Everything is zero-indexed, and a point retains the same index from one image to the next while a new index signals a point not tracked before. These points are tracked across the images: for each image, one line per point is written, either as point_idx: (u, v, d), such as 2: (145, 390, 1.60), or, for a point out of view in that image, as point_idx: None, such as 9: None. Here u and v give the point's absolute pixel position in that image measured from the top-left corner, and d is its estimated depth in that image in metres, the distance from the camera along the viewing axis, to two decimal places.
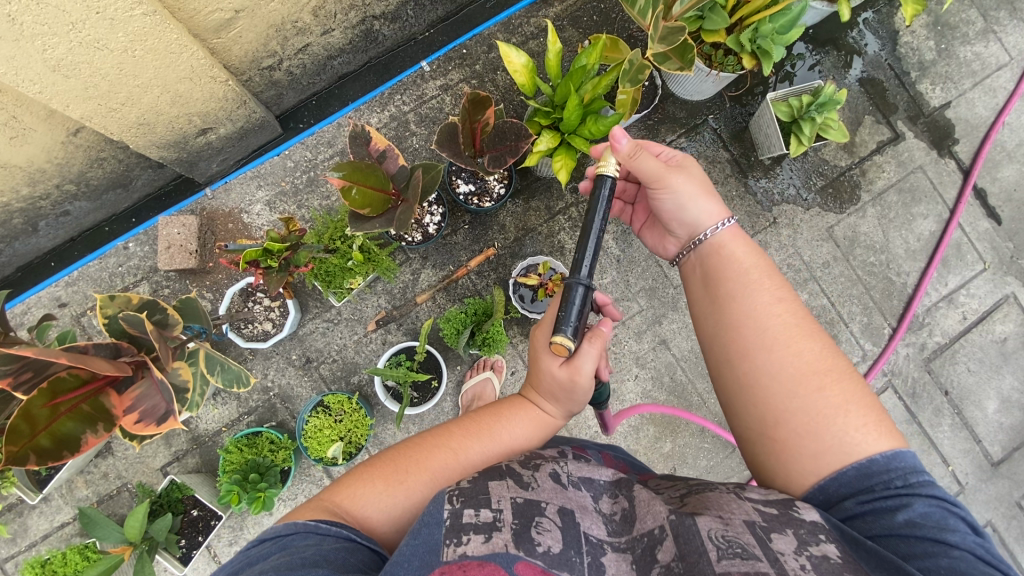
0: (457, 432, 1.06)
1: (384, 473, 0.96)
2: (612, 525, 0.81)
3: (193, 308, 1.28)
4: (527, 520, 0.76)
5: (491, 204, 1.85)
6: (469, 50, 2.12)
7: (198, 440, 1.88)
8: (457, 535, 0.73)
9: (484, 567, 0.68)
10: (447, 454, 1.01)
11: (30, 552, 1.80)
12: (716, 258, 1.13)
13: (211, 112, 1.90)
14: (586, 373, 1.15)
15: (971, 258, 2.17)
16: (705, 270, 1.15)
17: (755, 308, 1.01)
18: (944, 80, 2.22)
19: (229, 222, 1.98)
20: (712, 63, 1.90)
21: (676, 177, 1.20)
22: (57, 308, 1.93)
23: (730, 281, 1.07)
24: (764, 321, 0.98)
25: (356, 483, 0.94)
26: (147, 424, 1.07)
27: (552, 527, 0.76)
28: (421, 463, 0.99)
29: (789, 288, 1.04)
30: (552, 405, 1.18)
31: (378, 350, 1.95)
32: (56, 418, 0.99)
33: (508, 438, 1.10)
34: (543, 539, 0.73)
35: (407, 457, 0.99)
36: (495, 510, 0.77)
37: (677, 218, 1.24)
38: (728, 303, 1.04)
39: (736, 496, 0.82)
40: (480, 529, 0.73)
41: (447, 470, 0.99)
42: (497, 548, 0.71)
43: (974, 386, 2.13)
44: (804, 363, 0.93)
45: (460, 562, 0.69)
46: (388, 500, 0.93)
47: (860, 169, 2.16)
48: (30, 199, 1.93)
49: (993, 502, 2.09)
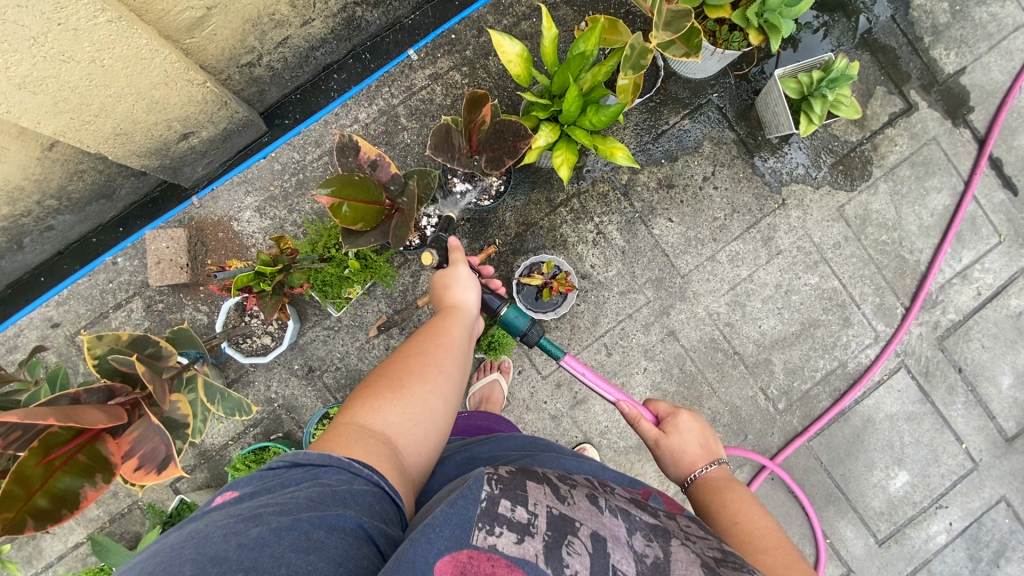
0: (421, 346, 1.15)
1: (385, 391, 1.02)
2: (643, 566, 0.75)
3: (186, 336, 1.23)
4: (560, 536, 0.74)
5: (490, 203, 1.80)
6: (459, 35, 2.01)
7: (205, 454, 1.86)
8: (490, 522, 0.71)
9: (512, 571, 0.67)
10: (429, 364, 1.10)
11: (46, 573, 1.80)
12: (704, 492, 1.23)
13: (191, 116, 1.80)
14: (463, 278, 1.37)
15: (986, 232, 2.11)
16: (697, 494, 1.24)
17: (737, 503, 1.15)
18: (959, 44, 2.10)
19: (219, 231, 1.91)
20: (716, 41, 1.79)
21: (682, 429, 1.36)
22: (50, 329, 1.88)
23: (723, 492, 1.20)
24: (740, 513, 1.12)
25: (364, 409, 0.98)
26: (148, 471, 1.06)
27: (583, 550, 0.73)
28: (414, 375, 1.06)
29: (758, 507, 1.15)
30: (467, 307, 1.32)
31: (382, 356, 1.91)
32: (52, 473, 0.98)
33: (461, 341, 1.22)
34: (573, 561, 0.71)
35: (396, 375, 1.06)
36: (531, 512, 0.75)
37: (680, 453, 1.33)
38: (717, 499, 1.18)
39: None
40: (513, 528, 0.72)
41: (436, 377, 1.08)
42: (528, 554, 0.69)
43: (989, 362, 2.10)
44: (763, 530, 1.07)
45: (489, 555, 0.68)
46: (404, 415, 0.99)
47: (871, 144, 2.08)
48: (10, 216, 1.85)
49: (1007, 477, 2.08)
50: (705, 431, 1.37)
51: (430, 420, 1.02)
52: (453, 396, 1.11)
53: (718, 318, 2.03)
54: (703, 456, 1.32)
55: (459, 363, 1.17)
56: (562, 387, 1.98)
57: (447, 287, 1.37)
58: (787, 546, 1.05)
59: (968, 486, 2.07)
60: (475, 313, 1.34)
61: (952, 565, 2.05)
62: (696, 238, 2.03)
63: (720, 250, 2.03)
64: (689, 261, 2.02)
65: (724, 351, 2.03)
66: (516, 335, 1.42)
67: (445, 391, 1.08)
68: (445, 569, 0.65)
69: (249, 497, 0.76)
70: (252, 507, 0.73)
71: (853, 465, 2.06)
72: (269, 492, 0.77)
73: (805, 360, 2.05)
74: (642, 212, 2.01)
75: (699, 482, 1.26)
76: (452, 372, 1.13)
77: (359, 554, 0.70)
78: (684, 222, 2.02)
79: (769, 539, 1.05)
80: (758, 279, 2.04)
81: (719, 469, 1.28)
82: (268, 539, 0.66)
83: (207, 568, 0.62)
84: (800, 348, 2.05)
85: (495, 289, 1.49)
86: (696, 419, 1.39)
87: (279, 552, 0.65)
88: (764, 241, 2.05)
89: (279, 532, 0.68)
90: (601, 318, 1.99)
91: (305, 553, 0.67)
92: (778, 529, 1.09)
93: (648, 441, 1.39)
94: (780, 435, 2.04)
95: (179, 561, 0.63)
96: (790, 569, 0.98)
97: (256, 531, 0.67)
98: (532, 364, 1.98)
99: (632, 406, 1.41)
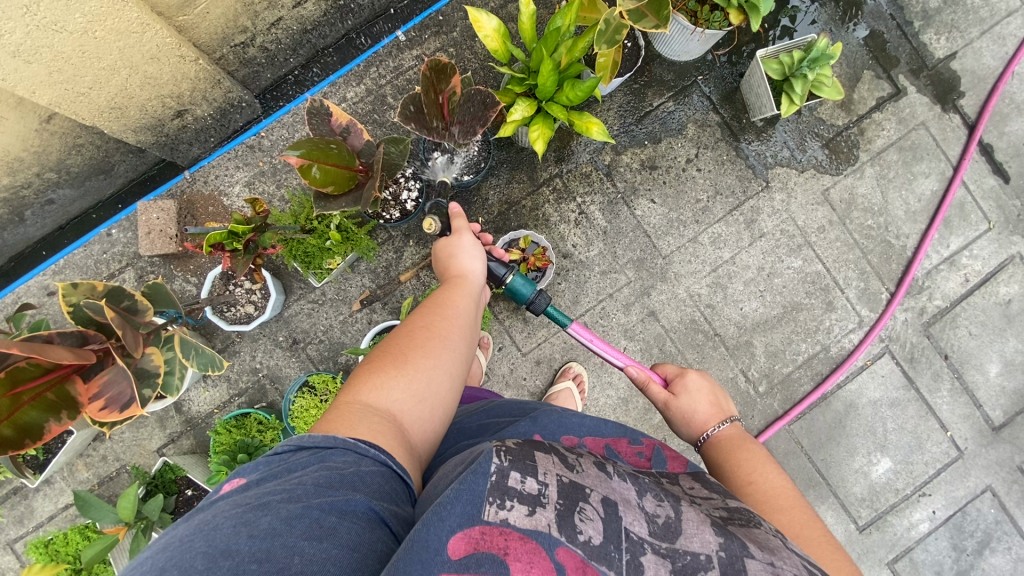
0: (424, 319, 1.11)
1: (389, 367, 0.98)
2: (655, 526, 0.74)
3: (163, 293, 1.27)
4: (571, 503, 0.72)
5: (471, 177, 1.82)
6: (446, 17, 2.05)
7: (191, 421, 1.91)
8: (501, 496, 0.69)
9: (525, 543, 0.65)
10: (433, 338, 1.07)
11: (37, 532, 1.86)
12: (719, 450, 1.24)
13: (185, 93, 1.83)
14: (467, 247, 1.38)
15: (975, 218, 2.08)
16: (712, 453, 1.25)
17: (754, 461, 1.16)
18: (950, 29, 2.09)
19: (209, 206, 1.98)
20: (697, 21, 1.79)
21: (690, 388, 1.38)
22: (46, 297, 1.95)
23: (740, 451, 1.20)
24: (760, 473, 1.13)
25: (368, 386, 0.95)
26: (111, 410, 1.16)
27: (595, 516, 0.72)
28: (418, 350, 1.03)
29: (776, 466, 1.16)
30: (471, 277, 1.32)
31: (364, 329, 1.95)
32: (18, 407, 1.07)
33: (466, 314, 1.19)
34: (585, 527, 0.70)
35: (399, 350, 1.03)
36: (541, 483, 0.73)
37: (690, 414, 1.35)
38: (733, 456, 1.19)
39: (780, 542, 0.81)
40: (524, 500, 0.70)
41: (441, 352, 1.05)
42: (541, 525, 0.68)
43: (976, 350, 2.08)
44: (781, 490, 1.08)
45: (501, 529, 0.66)
46: (407, 392, 0.96)
47: (858, 128, 2.07)
48: (11, 187, 1.91)
49: (993, 467, 2.06)
50: (714, 389, 1.38)
51: (436, 397, 0.99)
52: (459, 369, 1.07)
53: (700, 299, 2.04)
54: (714, 415, 1.33)
55: (465, 337, 1.14)
56: (542, 364, 2.01)
57: (451, 257, 1.37)
58: (803, 505, 1.07)
59: (951, 474, 2.05)
60: (480, 282, 1.35)
61: (935, 554, 2.02)
62: (679, 220, 2.04)
63: (702, 232, 2.04)
64: (670, 242, 2.03)
65: (704, 333, 2.04)
66: (522, 303, 1.49)
67: (450, 366, 1.04)
68: (460, 545, 0.63)
69: (255, 485, 0.75)
70: (259, 495, 0.71)
71: (835, 450, 2.05)
72: (277, 477, 0.76)
73: (787, 343, 2.05)
74: (624, 193, 2.03)
75: (713, 441, 1.27)
76: (457, 345, 1.10)
77: (372, 538, 0.70)
78: (666, 203, 2.04)
79: (782, 497, 1.06)
80: (740, 262, 2.05)
81: (731, 427, 1.29)
82: (279, 528, 0.65)
83: (219, 561, 0.61)
84: (782, 331, 2.05)
85: (499, 257, 1.53)
86: (704, 379, 1.40)
87: (292, 541, 0.64)
88: (747, 224, 2.05)
89: (290, 520, 0.66)
90: (582, 297, 2.01)
91: (318, 541, 0.66)
92: (795, 489, 1.11)
93: (659, 403, 1.41)
94: (760, 418, 2.03)
95: (191, 554, 0.62)
96: (807, 527, 1.00)
97: (266, 521, 0.66)
98: (513, 342, 2.01)
99: (641, 370, 1.43)
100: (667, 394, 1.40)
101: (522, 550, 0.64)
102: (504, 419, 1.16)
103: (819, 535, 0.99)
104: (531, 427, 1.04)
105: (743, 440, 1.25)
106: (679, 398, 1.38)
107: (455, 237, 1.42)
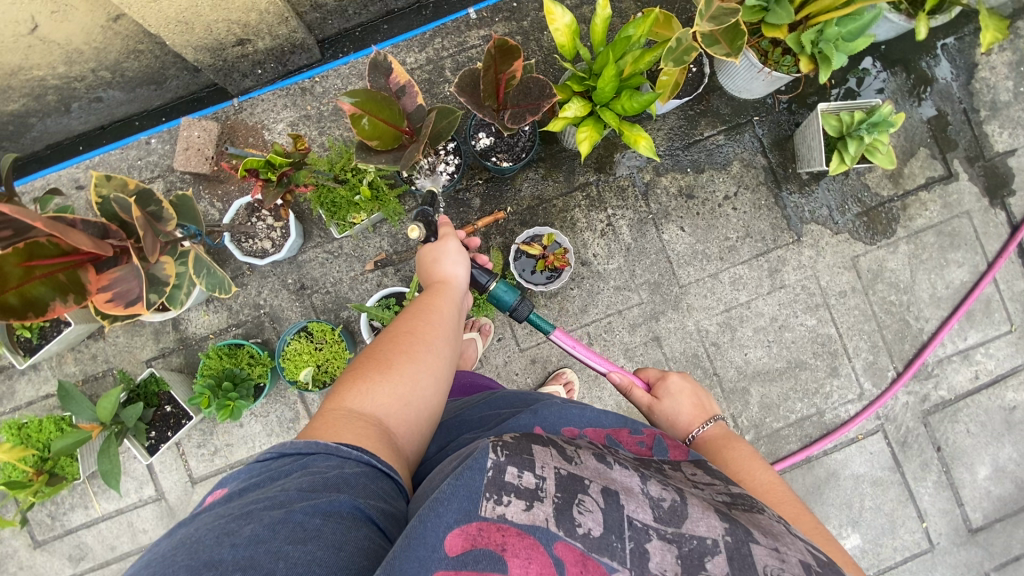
0: (407, 324, 1.10)
1: (372, 373, 0.97)
2: (660, 511, 0.73)
3: (188, 206, 1.30)
4: (570, 496, 0.71)
5: (509, 164, 1.80)
6: (520, 5, 2.06)
7: (185, 341, 1.93)
8: (497, 491, 0.69)
9: (523, 539, 0.65)
10: (417, 341, 1.05)
11: (14, 414, 1.89)
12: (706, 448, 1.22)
13: (252, 22, 1.85)
14: (451, 252, 1.34)
15: (998, 318, 2.06)
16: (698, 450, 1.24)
17: (740, 457, 1.16)
18: (1015, 125, 2.06)
19: (249, 136, 2.00)
20: (767, 61, 1.79)
21: (672, 392, 1.36)
22: (74, 190, 1.97)
23: (724, 448, 1.19)
24: (747, 469, 1.13)
25: (353, 392, 0.94)
26: (117, 305, 1.18)
27: (595, 507, 0.71)
28: (401, 355, 1.01)
29: (759, 460, 1.16)
30: (456, 282, 1.30)
31: (371, 291, 1.96)
32: (29, 279, 1.07)
33: (451, 316, 1.18)
34: (585, 520, 0.69)
35: (382, 355, 1.01)
36: (539, 477, 0.72)
37: (673, 416, 1.33)
38: (719, 453, 1.18)
39: (783, 528, 0.81)
40: (522, 495, 0.69)
41: (426, 354, 1.04)
42: (538, 520, 0.67)
43: (970, 449, 2.05)
44: (768, 485, 1.09)
45: (499, 525, 0.66)
46: (393, 396, 0.95)
47: (901, 203, 2.05)
48: (65, 77, 1.94)
49: (961, 567, 2.03)
50: (698, 390, 1.37)
51: (421, 401, 0.98)
52: (446, 369, 1.07)
53: (706, 335, 2.02)
54: (697, 415, 1.32)
55: (450, 339, 1.12)
56: (536, 364, 2.00)
57: (434, 261, 1.33)
58: (794, 498, 1.08)
59: (917, 566, 2.02)
60: (464, 286, 1.33)
61: None
62: (704, 253, 2.02)
63: (724, 270, 2.03)
64: (690, 273, 2.02)
65: (703, 370, 2.02)
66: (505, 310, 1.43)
67: (435, 368, 1.03)
68: (456, 542, 0.64)
69: (239, 496, 0.75)
70: (242, 505, 0.71)
71: None
72: (260, 487, 0.76)
73: (783, 399, 2.03)
74: (656, 215, 2.02)
75: (698, 442, 1.25)
76: (443, 347, 1.09)
77: (358, 535, 0.70)
78: (695, 234, 2.03)
79: (773, 494, 1.08)
80: (754, 307, 2.03)
81: (716, 427, 1.27)
82: (262, 534, 0.65)
83: (202, 571, 0.61)
84: (780, 386, 2.03)
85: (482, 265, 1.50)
86: (687, 381, 1.39)
87: (275, 546, 0.65)
88: (770, 273, 2.03)
89: (273, 526, 0.67)
90: (591, 307, 2.00)
91: (301, 543, 0.66)
92: (781, 481, 1.12)
93: (642, 407, 1.40)
94: None
95: (173, 568, 0.62)
96: (801, 522, 1.02)
97: (249, 529, 0.66)
98: (513, 335, 2.01)
99: (624, 375, 1.41)
100: (650, 398, 1.39)
101: (520, 546, 0.64)
102: (504, 412, 1.15)
103: (812, 526, 1.02)
104: (530, 421, 1.03)
105: (726, 437, 1.24)
106: (662, 402, 1.36)
107: (438, 241, 1.37)
